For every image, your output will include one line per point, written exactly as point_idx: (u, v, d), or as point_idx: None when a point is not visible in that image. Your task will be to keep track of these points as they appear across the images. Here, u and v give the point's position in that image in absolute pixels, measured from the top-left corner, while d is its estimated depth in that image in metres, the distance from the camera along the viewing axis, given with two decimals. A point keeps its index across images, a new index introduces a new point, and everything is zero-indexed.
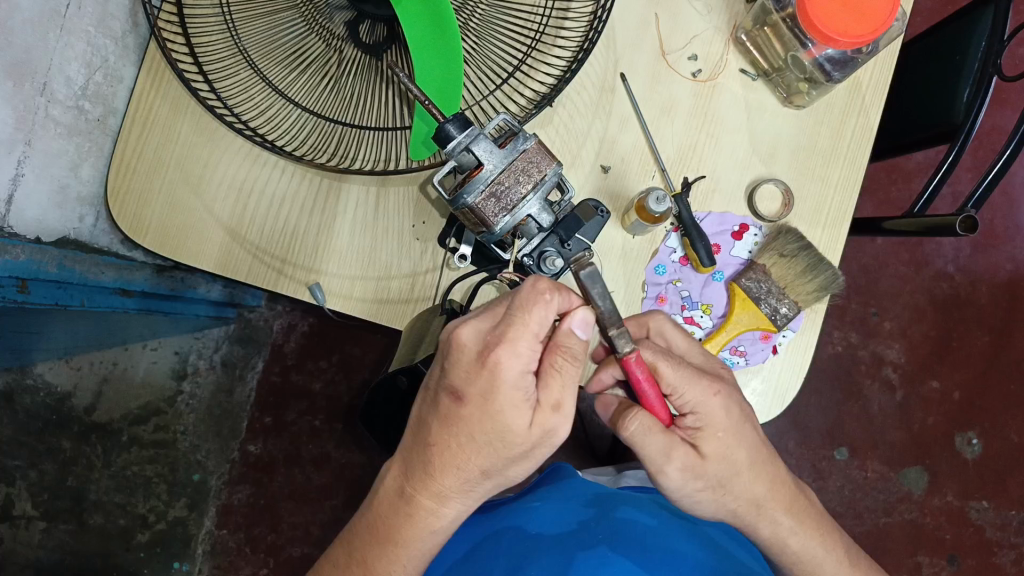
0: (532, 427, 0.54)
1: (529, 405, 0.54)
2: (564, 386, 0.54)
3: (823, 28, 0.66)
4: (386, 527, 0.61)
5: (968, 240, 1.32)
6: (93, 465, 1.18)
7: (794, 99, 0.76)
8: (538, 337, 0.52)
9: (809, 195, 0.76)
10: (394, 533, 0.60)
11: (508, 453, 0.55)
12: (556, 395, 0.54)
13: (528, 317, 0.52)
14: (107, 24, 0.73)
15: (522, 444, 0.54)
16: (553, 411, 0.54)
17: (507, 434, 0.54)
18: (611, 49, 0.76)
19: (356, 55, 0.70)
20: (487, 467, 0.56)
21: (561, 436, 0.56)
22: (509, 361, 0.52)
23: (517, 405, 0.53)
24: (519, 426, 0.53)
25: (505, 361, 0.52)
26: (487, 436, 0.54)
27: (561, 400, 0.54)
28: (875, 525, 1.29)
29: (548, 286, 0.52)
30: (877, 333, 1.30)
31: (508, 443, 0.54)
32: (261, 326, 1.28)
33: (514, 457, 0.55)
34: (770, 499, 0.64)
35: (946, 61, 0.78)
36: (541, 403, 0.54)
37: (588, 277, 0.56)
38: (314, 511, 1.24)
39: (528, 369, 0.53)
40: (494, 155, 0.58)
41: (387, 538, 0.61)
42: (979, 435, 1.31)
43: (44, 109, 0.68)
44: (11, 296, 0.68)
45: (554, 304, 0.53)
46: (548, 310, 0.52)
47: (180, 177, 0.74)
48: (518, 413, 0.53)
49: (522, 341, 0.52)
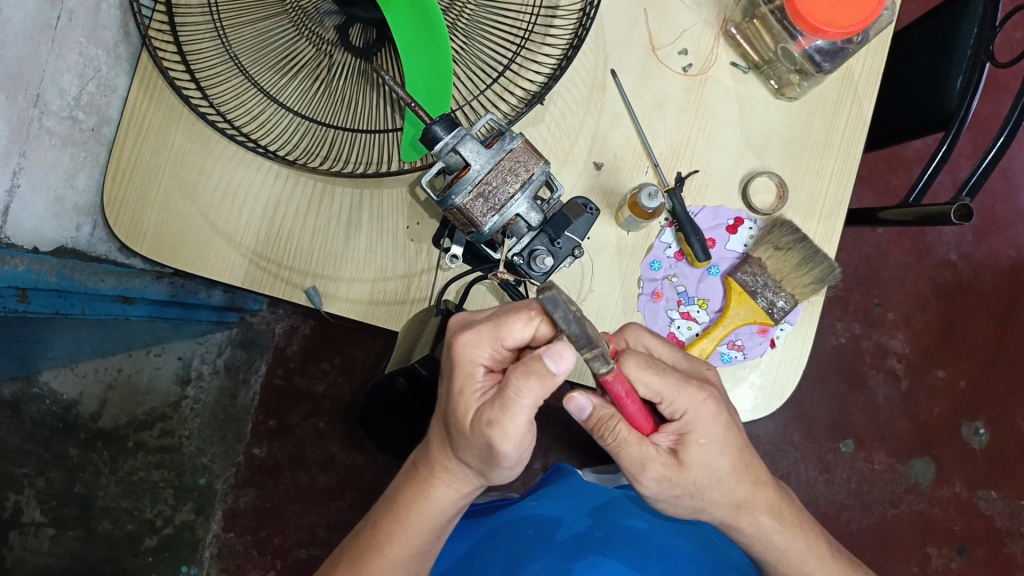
0: (472, 426, 0.54)
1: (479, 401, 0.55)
2: (504, 410, 0.52)
3: (811, 19, 0.66)
4: (395, 492, 0.64)
5: (969, 227, 1.31)
6: (100, 472, 1.17)
7: (786, 91, 0.76)
8: (503, 344, 0.54)
9: (804, 186, 0.76)
10: (401, 501, 0.62)
11: (467, 445, 0.56)
12: (494, 414, 0.52)
13: (504, 317, 0.53)
14: (99, 35, 0.73)
15: (472, 442, 0.55)
16: (486, 426, 0.52)
17: (459, 424, 0.55)
18: (601, 45, 0.76)
19: (346, 59, 0.70)
20: (460, 453, 0.58)
21: (505, 455, 0.54)
22: (466, 344, 0.54)
23: (471, 394, 0.55)
24: (463, 418, 0.55)
25: (460, 341, 0.54)
26: (450, 421, 0.56)
27: (495, 419, 0.52)
28: (883, 517, 1.28)
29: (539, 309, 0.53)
30: (880, 323, 1.29)
31: (461, 433, 0.55)
32: (263, 329, 1.28)
33: (472, 452, 0.56)
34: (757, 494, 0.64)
35: (937, 48, 0.77)
36: (481, 414, 0.53)
37: (549, 303, 0.47)
38: (320, 513, 1.25)
39: (481, 365, 0.55)
40: (481, 155, 0.58)
41: (393, 502, 0.63)
42: (986, 424, 1.30)
43: (39, 120, 0.69)
44: (11, 306, 0.70)
45: (536, 326, 0.53)
46: (526, 326, 0.53)
47: (175, 185, 0.75)
48: (467, 403, 0.55)
49: (481, 330, 0.54)
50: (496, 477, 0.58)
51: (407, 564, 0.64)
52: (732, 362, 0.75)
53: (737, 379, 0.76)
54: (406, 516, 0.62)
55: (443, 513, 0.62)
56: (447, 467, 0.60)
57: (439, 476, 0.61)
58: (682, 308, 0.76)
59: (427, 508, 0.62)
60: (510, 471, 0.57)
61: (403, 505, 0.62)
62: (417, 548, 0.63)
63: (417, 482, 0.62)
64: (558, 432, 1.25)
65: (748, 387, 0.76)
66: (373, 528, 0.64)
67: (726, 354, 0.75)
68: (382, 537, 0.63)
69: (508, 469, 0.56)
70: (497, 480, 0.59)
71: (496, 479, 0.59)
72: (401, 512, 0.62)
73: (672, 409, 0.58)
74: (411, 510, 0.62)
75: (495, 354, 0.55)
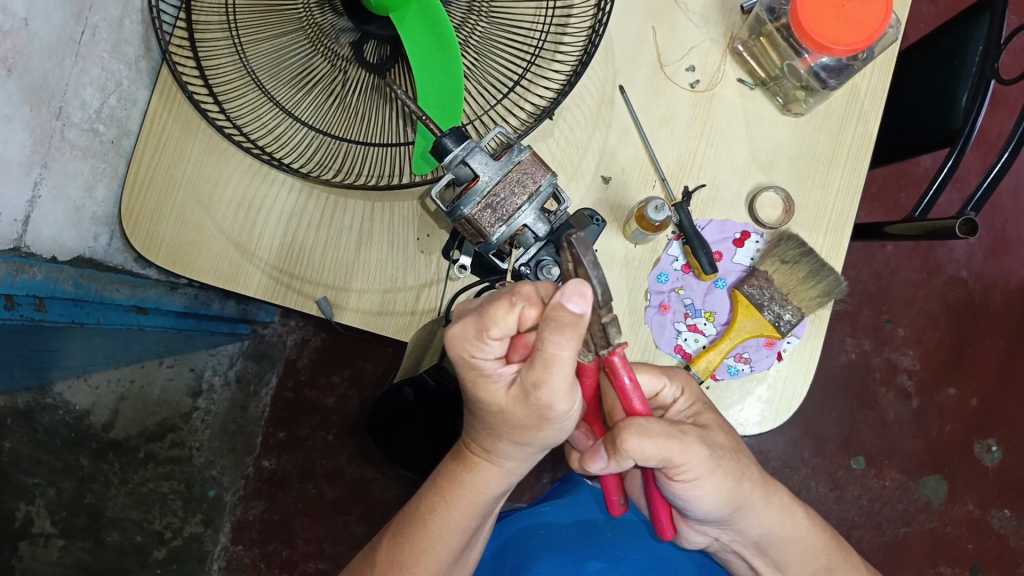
0: (517, 399, 0.53)
1: (503, 381, 0.54)
2: (547, 368, 0.49)
3: (818, 37, 0.67)
4: (440, 470, 0.65)
5: (980, 245, 1.30)
6: (110, 482, 1.11)
7: (792, 107, 0.77)
8: (489, 336, 0.51)
9: (811, 201, 0.77)
10: (445, 477, 0.63)
11: (511, 420, 0.55)
12: (538, 376, 0.51)
13: (485, 311, 0.50)
14: (121, 50, 0.76)
15: (518, 415, 0.54)
16: (535, 390, 0.51)
17: (496, 406, 0.54)
18: (610, 62, 0.77)
19: (360, 75, 0.71)
20: (497, 431, 0.56)
21: (561, 412, 0.53)
22: (459, 337, 0.53)
23: (490, 381, 0.54)
24: (501, 399, 0.54)
25: (454, 335, 0.53)
26: (479, 408, 0.56)
27: (540, 380, 0.51)
28: (894, 536, 1.26)
29: (519, 297, 0.50)
30: (890, 340, 1.29)
31: (497, 413, 0.55)
32: (275, 342, 1.30)
33: (515, 424, 0.55)
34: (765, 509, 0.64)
35: (944, 66, 0.78)
36: (525, 381, 0.52)
37: (580, 245, 0.46)
38: (328, 526, 1.26)
39: (481, 358, 0.53)
40: (490, 167, 0.59)
41: (439, 476, 0.64)
42: (999, 443, 1.28)
43: (61, 131, 0.70)
44: (28, 314, 0.72)
45: (518, 313, 0.50)
46: (508, 315, 0.50)
47: (190, 196, 0.77)
48: (490, 388, 0.54)
49: (471, 319, 0.52)
50: (543, 441, 0.57)
51: (451, 538, 0.64)
52: (739, 374, 0.76)
53: (744, 392, 0.76)
54: (450, 490, 0.62)
55: (489, 490, 0.62)
56: (484, 448, 0.59)
57: (482, 456, 0.60)
58: (689, 321, 0.77)
59: (468, 485, 0.62)
60: (561, 429, 0.56)
61: (447, 478, 0.63)
62: (465, 523, 0.64)
63: (459, 460, 0.62)
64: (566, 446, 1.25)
65: (754, 400, 0.76)
66: (423, 498, 0.65)
67: (733, 367, 0.76)
68: (427, 507, 0.64)
69: (557, 428, 0.55)
70: (548, 442, 0.57)
71: (548, 442, 0.57)
72: (445, 485, 0.63)
73: (673, 389, 0.66)
74: (453, 485, 0.62)
75: (487, 347, 0.52)
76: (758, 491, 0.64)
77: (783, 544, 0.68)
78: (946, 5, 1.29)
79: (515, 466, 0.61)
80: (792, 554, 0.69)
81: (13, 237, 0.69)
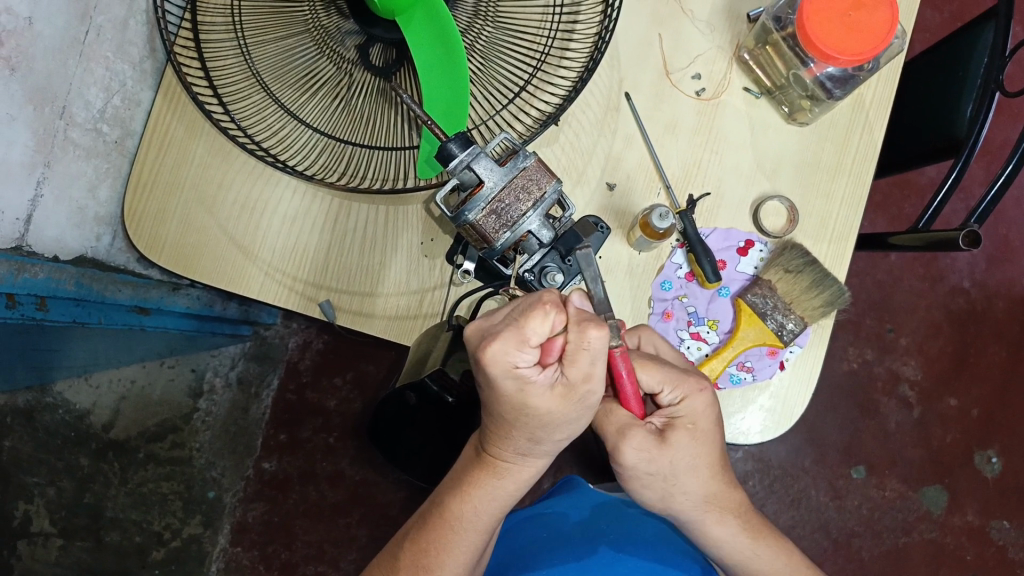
0: (564, 397, 0.55)
1: (545, 384, 0.54)
2: (593, 362, 0.53)
3: (824, 46, 0.67)
4: (464, 472, 0.64)
5: (982, 255, 1.30)
6: (110, 482, 1.09)
7: (797, 116, 0.77)
8: (528, 343, 0.51)
9: (815, 210, 0.77)
10: (471, 480, 0.63)
11: (552, 421, 0.56)
12: (584, 371, 0.53)
13: (523, 322, 0.51)
14: (125, 50, 0.75)
15: (560, 413, 0.56)
16: (584, 384, 0.54)
17: (540, 410, 0.55)
18: (616, 68, 0.77)
19: (366, 78, 0.71)
20: (537, 434, 0.58)
21: (597, 399, 0.56)
22: (499, 355, 0.52)
23: (530, 391, 0.54)
24: (546, 402, 0.55)
25: (493, 355, 0.51)
26: (519, 414, 0.56)
27: (590, 373, 0.53)
28: (894, 545, 1.26)
29: (549, 304, 0.51)
30: (893, 349, 1.29)
31: (542, 416, 0.56)
32: (277, 343, 1.30)
33: (558, 424, 0.56)
34: None
35: (950, 75, 0.78)
36: (570, 379, 0.54)
37: (584, 259, 0.60)
38: (328, 528, 1.26)
39: (522, 368, 0.52)
40: (494, 173, 0.59)
41: (462, 479, 0.63)
42: (999, 452, 1.28)
43: (64, 131, 0.70)
44: (29, 314, 0.73)
45: (554, 318, 0.51)
46: (545, 322, 0.51)
47: (194, 198, 0.76)
48: (535, 395, 0.54)
49: (508, 335, 0.51)
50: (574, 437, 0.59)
51: (475, 541, 0.64)
52: (741, 383, 0.76)
53: (746, 401, 0.76)
54: (475, 494, 0.62)
55: (516, 491, 0.63)
56: (517, 451, 0.60)
57: (513, 458, 0.61)
58: (692, 329, 0.77)
59: (497, 487, 0.62)
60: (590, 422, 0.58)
61: (471, 484, 0.62)
62: (488, 524, 0.63)
63: (482, 463, 0.62)
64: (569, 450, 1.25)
65: (756, 409, 0.76)
66: (443, 505, 0.63)
67: (735, 376, 0.76)
68: (452, 513, 0.63)
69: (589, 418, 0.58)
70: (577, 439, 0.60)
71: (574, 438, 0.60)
72: (469, 490, 0.62)
73: (671, 395, 0.62)
74: (480, 488, 0.62)
75: (527, 355, 0.52)
76: (693, 505, 0.64)
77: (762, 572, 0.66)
78: (951, 14, 1.30)
79: (540, 465, 0.62)
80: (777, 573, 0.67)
81: (15, 236, 0.69)
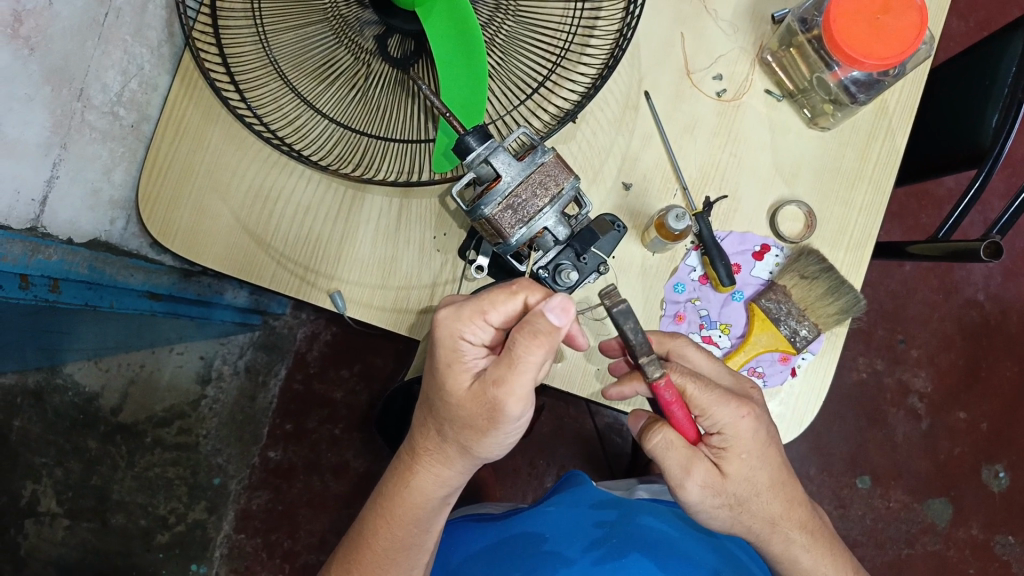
0: (474, 395, 0.55)
1: (472, 372, 0.56)
2: (511, 366, 0.53)
3: (850, 50, 0.66)
4: (383, 485, 0.65)
5: (999, 267, 1.29)
6: (117, 465, 1.15)
7: (819, 121, 0.75)
8: (487, 318, 0.56)
9: (833, 217, 0.76)
10: (386, 492, 0.64)
11: (461, 418, 0.56)
12: (500, 373, 0.53)
13: (485, 294, 0.56)
14: (144, 33, 0.75)
15: (469, 413, 0.56)
16: (493, 387, 0.54)
17: (451, 399, 0.56)
18: (635, 67, 0.76)
19: (384, 69, 0.71)
20: (445, 429, 0.58)
21: (507, 416, 0.55)
22: (446, 319, 0.56)
23: (463, 367, 0.56)
24: (460, 391, 0.56)
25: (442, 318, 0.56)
26: (438, 399, 0.58)
27: (501, 377, 0.53)
28: (896, 556, 1.25)
29: (521, 285, 0.56)
30: (904, 360, 1.27)
31: (452, 407, 0.57)
32: (285, 333, 1.28)
33: (464, 424, 0.56)
34: (783, 520, 0.62)
35: (975, 84, 0.77)
36: (486, 377, 0.54)
37: (621, 315, 0.53)
38: (331, 518, 1.25)
39: (466, 340, 0.56)
40: (512, 167, 0.59)
41: (380, 494, 0.65)
42: (1006, 468, 1.27)
43: (81, 114, 0.70)
44: (42, 295, 0.72)
45: (518, 300, 0.56)
46: (508, 301, 0.56)
47: (208, 184, 0.76)
48: (457, 376, 0.56)
49: (466, 306, 0.56)
50: (482, 451, 0.58)
51: (396, 555, 0.65)
52: None
53: None
54: (393, 508, 0.63)
55: (428, 502, 0.63)
56: (430, 455, 0.61)
57: (422, 464, 0.62)
58: (704, 332, 0.76)
59: (409, 497, 0.63)
60: (498, 439, 0.57)
61: (388, 497, 0.63)
62: (408, 542, 0.65)
63: (400, 473, 0.63)
64: (572, 450, 1.25)
65: None
66: (364, 520, 0.66)
67: None
68: (371, 529, 0.65)
69: (497, 435, 0.56)
70: (486, 453, 0.59)
71: (482, 453, 0.59)
72: (387, 505, 0.64)
73: (710, 423, 0.59)
74: (394, 499, 0.63)
75: (478, 328, 0.56)
76: (769, 501, 0.61)
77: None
78: (977, 22, 1.28)
79: (458, 477, 0.62)
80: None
81: (30, 218, 0.69)
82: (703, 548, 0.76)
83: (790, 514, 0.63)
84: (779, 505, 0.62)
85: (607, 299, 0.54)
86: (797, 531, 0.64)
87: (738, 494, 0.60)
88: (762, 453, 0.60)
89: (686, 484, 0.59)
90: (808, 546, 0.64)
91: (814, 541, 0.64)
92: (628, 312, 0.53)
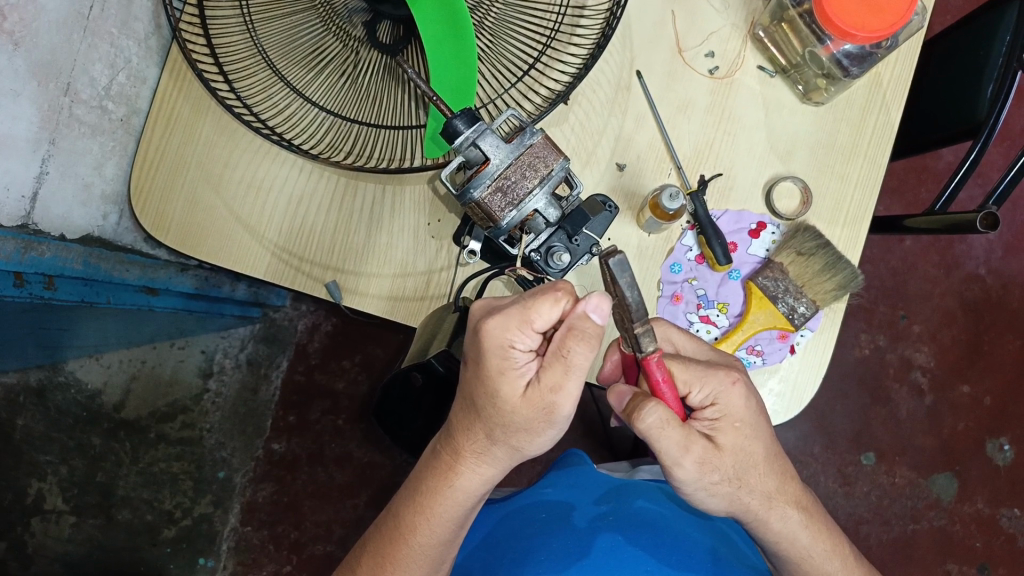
0: (530, 401, 0.55)
1: (524, 378, 0.55)
2: (566, 373, 0.54)
3: (841, 24, 0.65)
4: (420, 481, 0.65)
5: (999, 241, 1.28)
6: (121, 461, 1.13)
7: (812, 95, 0.75)
8: (532, 325, 0.54)
9: (829, 192, 0.75)
10: (425, 489, 0.64)
11: (515, 423, 0.57)
12: (556, 380, 0.54)
13: (531, 303, 0.53)
14: (130, 26, 0.75)
15: (524, 417, 0.56)
16: (549, 393, 0.55)
17: (506, 405, 0.56)
18: (627, 46, 0.76)
19: (372, 55, 0.70)
20: (495, 432, 0.58)
21: (562, 416, 0.56)
22: (496, 331, 0.54)
23: (514, 375, 0.55)
24: (515, 397, 0.55)
25: (490, 329, 0.54)
26: (485, 403, 0.57)
27: (558, 384, 0.54)
28: (902, 533, 1.25)
29: (563, 290, 0.53)
30: (905, 336, 1.27)
31: (505, 412, 0.56)
32: (285, 326, 1.29)
33: (518, 428, 0.57)
34: (782, 498, 0.62)
35: (970, 56, 0.76)
36: (542, 384, 0.55)
37: (617, 268, 0.49)
38: (336, 508, 1.26)
39: (517, 349, 0.54)
40: (501, 150, 0.58)
41: (416, 491, 0.64)
42: (1011, 442, 1.27)
43: (69, 108, 0.70)
44: (37, 293, 0.73)
45: (564, 307, 0.53)
46: (553, 309, 0.53)
47: (201, 177, 0.76)
48: (511, 383, 0.55)
49: (513, 317, 0.54)
50: (532, 450, 0.59)
51: (430, 552, 0.65)
52: (751, 367, 0.75)
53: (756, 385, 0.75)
54: (433, 506, 0.63)
55: (468, 500, 0.63)
56: (474, 453, 0.61)
57: (466, 463, 0.61)
58: (702, 312, 0.76)
59: (450, 496, 0.63)
60: (549, 438, 0.58)
61: (428, 495, 0.63)
62: (442, 539, 0.65)
63: (439, 472, 0.63)
64: (574, 435, 1.25)
65: (766, 394, 0.75)
66: (398, 518, 0.65)
67: (745, 359, 0.74)
68: (408, 527, 0.64)
69: (550, 433, 0.57)
70: (535, 451, 0.60)
71: (531, 451, 0.59)
72: (425, 502, 0.63)
73: (703, 396, 0.59)
74: (435, 498, 0.63)
75: (526, 337, 0.54)
76: (768, 481, 0.61)
77: (808, 557, 0.65)
78: None
79: (495, 475, 0.62)
80: (812, 556, 0.65)
81: (21, 214, 0.69)
82: (699, 530, 0.75)
83: (786, 492, 0.63)
84: (774, 483, 0.62)
85: (600, 254, 0.50)
86: (800, 507, 0.64)
87: (735, 471, 0.59)
88: (756, 429, 0.60)
89: (684, 465, 0.57)
90: (811, 523, 0.64)
91: (816, 518, 0.65)
92: (625, 263, 0.49)
